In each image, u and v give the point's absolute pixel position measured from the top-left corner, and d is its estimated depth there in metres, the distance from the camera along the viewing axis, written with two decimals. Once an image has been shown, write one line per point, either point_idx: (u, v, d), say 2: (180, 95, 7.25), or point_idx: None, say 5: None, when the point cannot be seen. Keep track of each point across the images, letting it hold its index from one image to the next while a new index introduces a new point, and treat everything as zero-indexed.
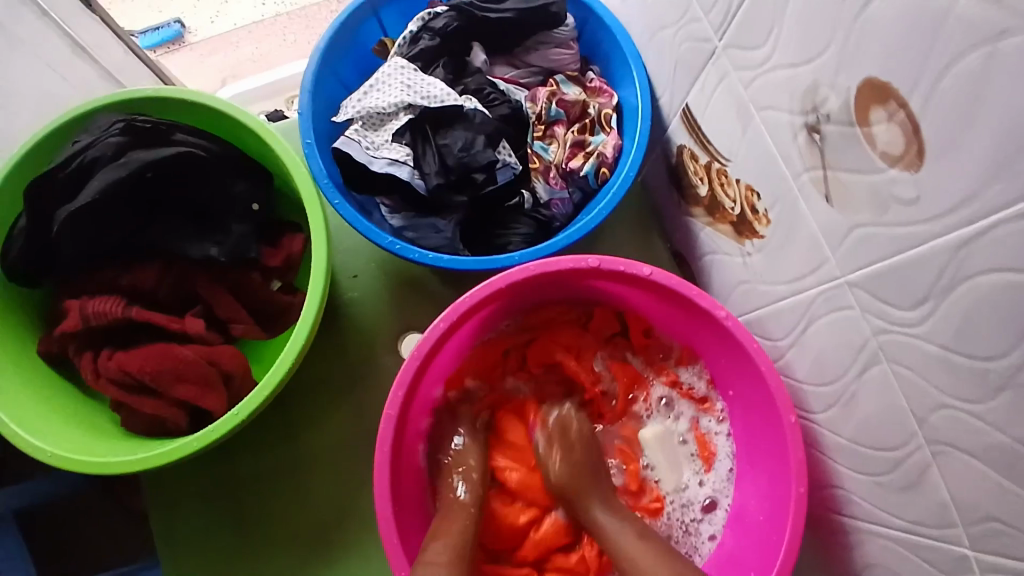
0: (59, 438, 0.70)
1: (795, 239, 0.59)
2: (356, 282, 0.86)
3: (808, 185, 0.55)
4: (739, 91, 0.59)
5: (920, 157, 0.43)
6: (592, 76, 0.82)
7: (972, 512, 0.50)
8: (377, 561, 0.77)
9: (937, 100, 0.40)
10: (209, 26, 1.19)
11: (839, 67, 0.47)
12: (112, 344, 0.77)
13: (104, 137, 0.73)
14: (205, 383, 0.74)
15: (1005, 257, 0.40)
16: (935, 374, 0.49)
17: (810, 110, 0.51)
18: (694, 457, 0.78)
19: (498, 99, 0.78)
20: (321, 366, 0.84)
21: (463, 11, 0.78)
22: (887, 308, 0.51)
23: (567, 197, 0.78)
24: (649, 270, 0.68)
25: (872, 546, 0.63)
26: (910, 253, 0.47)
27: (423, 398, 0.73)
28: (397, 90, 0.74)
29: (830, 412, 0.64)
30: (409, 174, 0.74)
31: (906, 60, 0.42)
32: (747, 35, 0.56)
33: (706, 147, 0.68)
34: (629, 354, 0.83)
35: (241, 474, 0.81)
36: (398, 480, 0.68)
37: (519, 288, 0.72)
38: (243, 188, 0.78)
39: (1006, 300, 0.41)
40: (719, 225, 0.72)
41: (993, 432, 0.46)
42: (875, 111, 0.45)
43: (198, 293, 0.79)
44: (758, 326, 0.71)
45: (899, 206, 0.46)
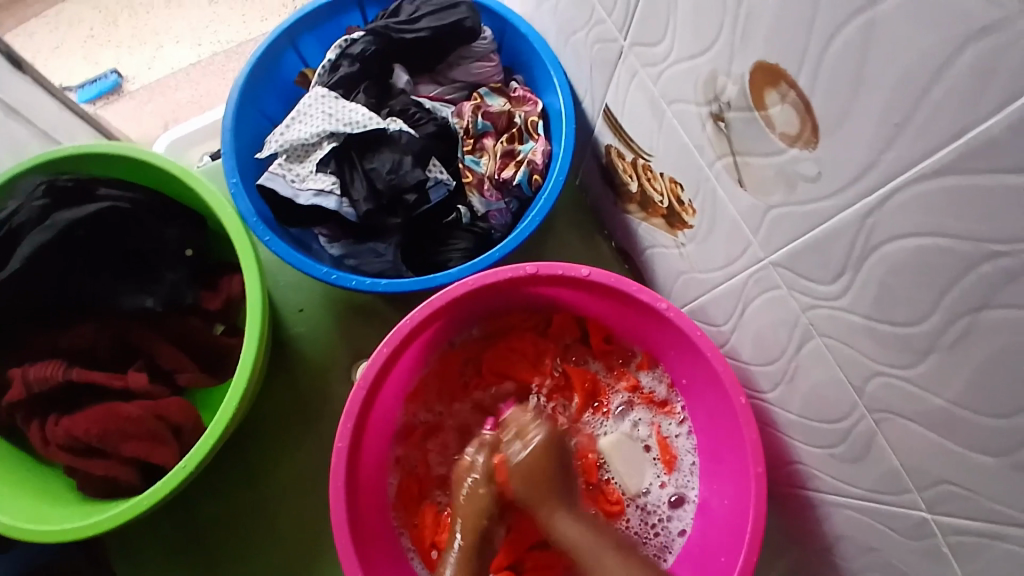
0: (13, 509, 0.68)
1: (720, 226, 0.59)
2: (302, 316, 0.86)
3: (723, 172, 0.55)
4: (649, 87, 0.60)
5: (816, 134, 0.43)
6: (515, 85, 0.82)
7: (924, 477, 0.51)
8: None
9: (824, 79, 0.41)
10: (148, 72, 1.17)
11: (730, 56, 0.48)
12: (58, 410, 0.74)
13: (27, 200, 0.71)
14: (154, 438, 0.73)
15: (912, 222, 0.40)
16: (864, 344, 0.49)
17: (713, 99, 0.52)
18: (655, 461, 0.77)
19: (423, 118, 0.78)
20: (277, 406, 0.82)
21: (379, 34, 0.77)
22: (811, 285, 0.51)
23: (504, 207, 0.78)
24: (587, 271, 0.68)
25: (839, 517, 0.64)
26: (821, 229, 0.47)
27: (378, 424, 0.72)
28: (318, 120, 0.73)
29: (778, 390, 0.64)
30: (337, 203, 0.73)
31: (788, 41, 0.42)
32: (647, 31, 0.56)
33: (628, 144, 0.68)
34: (588, 359, 0.82)
35: (202, 528, 0.79)
36: (357, 510, 0.67)
37: (465, 301, 0.72)
38: (174, 233, 0.77)
39: (915, 266, 0.41)
40: (652, 219, 0.72)
41: (930, 396, 0.46)
42: (769, 95, 0.46)
43: (138, 346, 0.78)
44: (702, 313, 0.71)
45: (805, 183, 0.46)
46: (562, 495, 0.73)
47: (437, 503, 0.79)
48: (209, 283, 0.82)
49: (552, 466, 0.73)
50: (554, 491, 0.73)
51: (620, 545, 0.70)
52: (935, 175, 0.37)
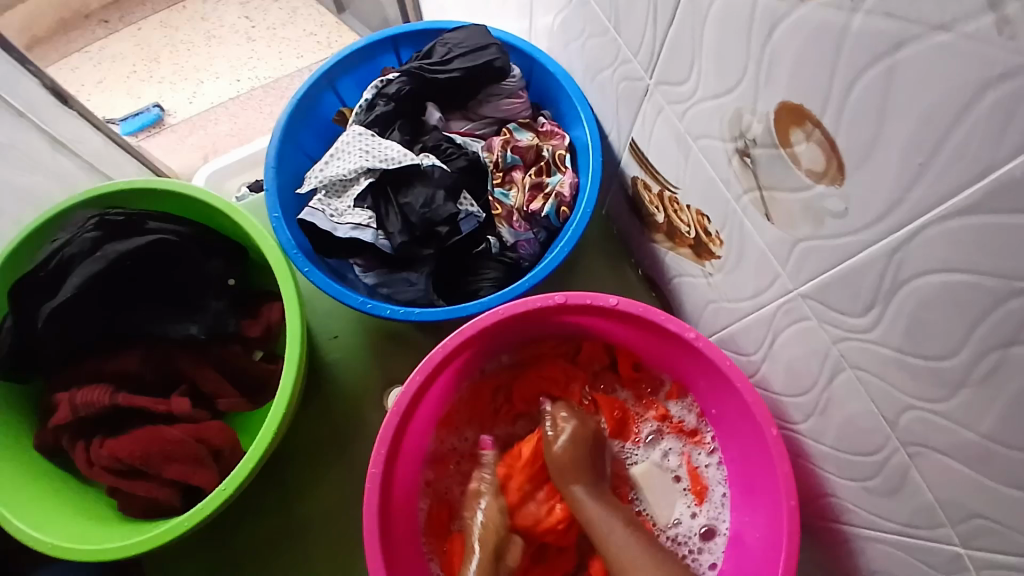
0: (60, 529, 0.70)
1: (747, 256, 0.60)
2: (337, 342, 0.88)
3: (750, 206, 0.56)
4: (675, 123, 0.62)
5: (842, 171, 0.44)
6: (544, 120, 0.84)
7: (958, 511, 0.50)
8: None
9: (848, 118, 0.42)
10: (188, 106, 1.23)
11: (756, 94, 0.49)
12: (103, 431, 0.78)
13: (79, 233, 0.75)
14: (195, 463, 0.75)
15: (940, 259, 0.41)
16: (895, 376, 0.50)
17: (739, 135, 0.53)
18: (685, 491, 0.78)
19: (455, 153, 0.80)
20: (313, 431, 0.84)
21: (413, 75, 0.81)
22: (842, 317, 0.52)
23: (532, 237, 0.80)
24: (615, 300, 0.70)
25: (873, 552, 0.63)
26: (849, 263, 0.48)
27: (410, 452, 0.73)
28: (356, 157, 0.76)
29: (810, 421, 0.64)
30: (373, 235, 0.75)
31: (812, 83, 0.44)
32: (672, 70, 0.58)
33: (655, 176, 0.70)
34: (617, 388, 0.83)
35: (237, 551, 0.81)
36: (389, 536, 0.68)
37: (496, 330, 0.73)
38: (218, 265, 0.80)
39: (945, 301, 0.42)
40: (680, 249, 0.73)
41: (962, 429, 0.46)
42: (795, 133, 0.47)
43: (180, 371, 0.80)
44: (731, 342, 0.72)
45: (832, 219, 0.47)
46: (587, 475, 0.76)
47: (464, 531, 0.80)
48: (249, 312, 0.84)
49: (586, 455, 0.76)
50: (579, 468, 0.76)
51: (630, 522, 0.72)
52: (962, 214, 0.38)
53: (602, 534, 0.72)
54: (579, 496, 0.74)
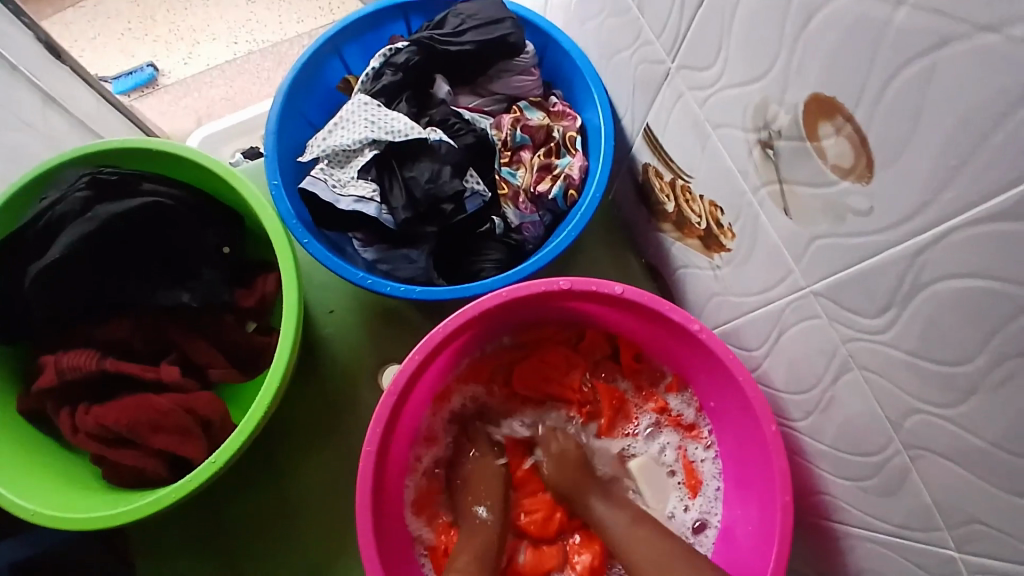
0: (42, 496, 0.69)
1: (758, 250, 0.60)
2: (332, 317, 0.86)
3: (767, 199, 0.55)
4: (695, 110, 0.60)
5: (870, 168, 0.43)
6: (555, 100, 0.83)
7: (956, 515, 0.50)
8: None
9: (881, 115, 0.41)
10: (183, 67, 1.19)
11: (784, 85, 0.48)
12: (87, 399, 0.76)
13: (70, 192, 0.72)
14: (183, 433, 0.73)
15: (964, 263, 0.40)
16: (905, 380, 0.49)
17: (762, 126, 0.52)
18: (679, 485, 0.78)
19: (462, 129, 0.78)
20: (303, 406, 0.83)
21: (423, 45, 0.78)
22: (854, 317, 0.51)
23: (537, 220, 0.78)
24: (621, 288, 0.68)
25: (864, 550, 0.64)
26: (868, 262, 0.47)
27: (403, 432, 0.72)
28: (361, 127, 0.74)
29: (809, 419, 0.64)
30: (377, 210, 0.73)
31: (845, 76, 0.42)
32: (696, 55, 0.57)
33: (668, 164, 0.69)
34: (617, 377, 0.82)
35: (223, 523, 0.80)
36: (381, 516, 0.67)
37: (498, 313, 0.72)
38: (213, 233, 0.78)
39: (965, 307, 0.41)
40: (688, 240, 0.72)
41: (968, 436, 0.46)
42: (823, 126, 0.46)
43: (170, 339, 0.78)
44: (734, 336, 0.71)
45: (854, 217, 0.46)
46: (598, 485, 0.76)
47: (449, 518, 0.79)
48: (243, 282, 0.82)
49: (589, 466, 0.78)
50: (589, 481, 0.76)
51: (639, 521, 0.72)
52: (991, 219, 0.37)
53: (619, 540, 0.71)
54: (600, 511, 0.74)
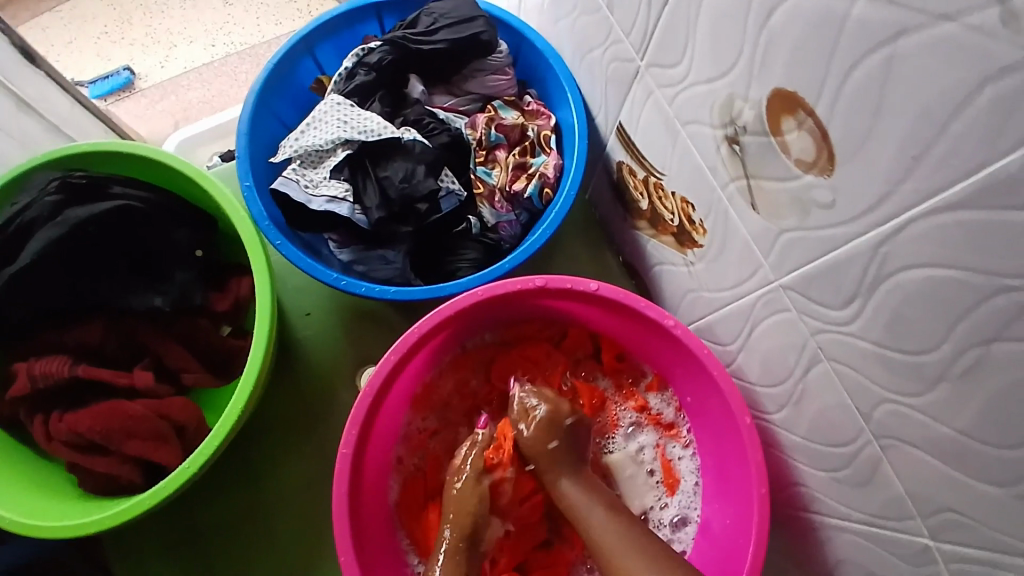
0: (15, 504, 0.68)
1: (730, 246, 0.60)
2: (309, 320, 0.86)
3: (736, 194, 0.56)
4: (665, 107, 0.60)
5: (832, 163, 0.44)
6: (529, 100, 0.83)
7: (928, 504, 0.51)
8: None
9: (842, 109, 0.41)
10: (160, 70, 1.18)
11: (750, 80, 0.48)
12: (60, 405, 0.74)
13: (40, 196, 0.71)
14: (157, 439, 0.72)
15: (925, 252, 0.40)
16: (873, 371, 0.50)
17: (729, 122, 0.52)
18: (657, 482, 0.78)
19: (436, 128, 0.78)
20: (282, 409, 0.82)
21: (396, 44, 0.78)
22: (821, 309, 0.52)
23: (514, 219, 0.78)
24: (596, 285, 0.69)
25: (840, 540, 0.64)
26: (833, 255, 0.47)
27: (381, 433, 0.72)
28: (334, 127, 0.74)
29: (783, 412, 0.64)
30: (349, 210, 0.73)
31: (807, 70, 0.43)
32: (664, 52, 0.57)
33: (642, 162, 0.69)
34: (598, 375, 0.82)
35: (201, 530, 0.79)
36: (359, 517, 0.67)
37: (474, 312, 0.72)
38: (184, 233, 0.77)
39: (928, 297, 0.41)
40: (662, 237, 0.73)
41: (937, 424, 0.46)
42: (786, 121, 0.46)
43: (144, 344, 0.77)
44: (708, 331, 0.72)
45: (819, 210, 0.47)
46: (567, 462, 0.74)
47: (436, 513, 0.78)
48: (218, 285, 0.82)
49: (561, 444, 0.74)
50: (563, 459, 0.74)
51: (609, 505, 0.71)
52: (952, 209, 0.37)
53: (590, 521, 0.69)
54: (566, 487, 0.72)
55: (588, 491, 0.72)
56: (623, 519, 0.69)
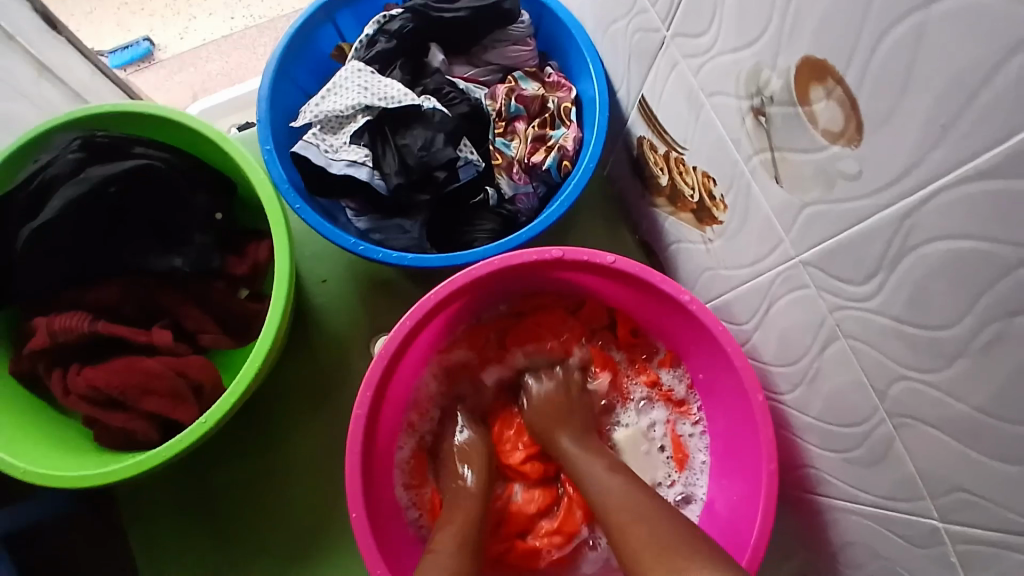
0: (34, 456, 0.69)
1: (750, 221, 0.60)
2: (325, 286, 0.86)
3: (759, 167, 0.55)
4: (689, 79, 0.60)
5: (860, 133, 0.43)
6: (550, 71, 0.82)
7: (941, 484, 0.51)
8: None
9: (871, 77, 0.41)
10: (180, 42, 1.17)
11: (777, 49, 0.48)
12: (79, 360, 0.76)
13: (63, 154, 0.72)
14: (174, 396, 0.74)
15: (951, 224, 0.39)
16: (891, 347, 0.49)
17: (755, 92, 0.52)
18: (667, 459, 0.78)
19: (457, 98, 0.77)
20: (296, 374, 0.83)
21: (418, 12, 0.78)
22: (842, 285, 0.51)
23: (531, 191, 0.78)
24: (613, 258, 0.69)
25: (848, 523, 0.64)
26: (857, 228, 0.47)
27: (395, 399, 0.73)
28: (355, 92, 0.74)
29: (796, 391, 0.64)
30: (369, 174, 0.73)
31: (837, 38, 0.42)
32: (691, 21, 0.56)
33: (663, 136, 0.68)
34: (612, 349, 0.82)
35: (214, 489, 0.80)
36: (371, 478, 0.68)
37: (489, 281, 0.72)
38: (204, 199, 0.78)
39: (952, 270, 0.41)
40: (681, 213, 0.72)
41: (954, 401, 0.46)
42: (815, 90, 0.45)
43: (161, 304, 0.78)
44: (724, 310, 0.71)
45: (844, 182, 0.46)
46: (568, 422, 0.74)
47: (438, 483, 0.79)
48: (236, 249, 0.82)
49: (564, 405, 0.76)
50: (567, 420, 0.75)
51: (613, 465, 0.67)
52: (980, 177, 0.36)
53: (581, 474, 0.67)
54: (566, 445, 0.72)
55: (585, 449, 0.71)
56: (619, 472, 0.66)
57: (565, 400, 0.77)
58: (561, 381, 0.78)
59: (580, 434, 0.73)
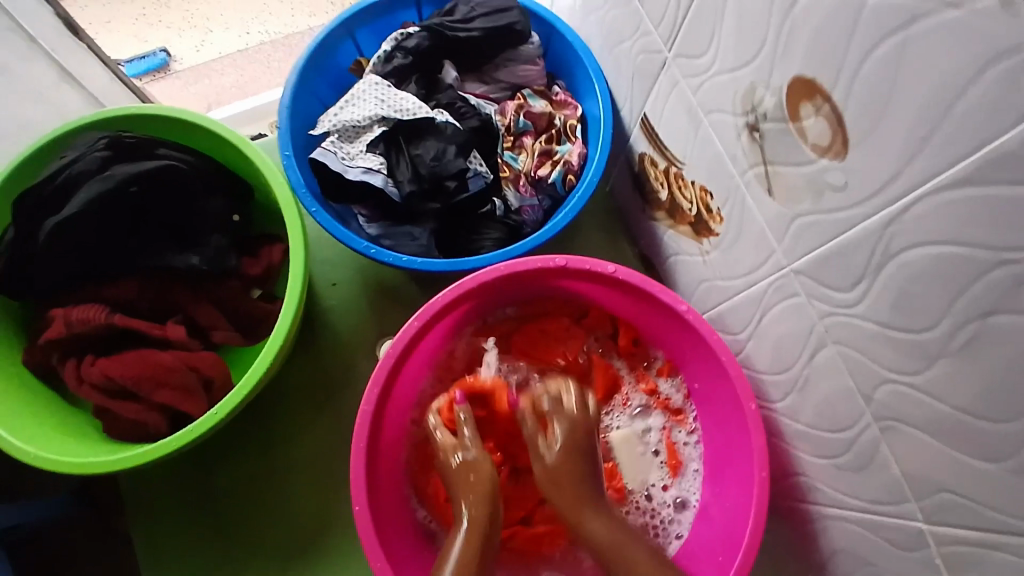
0: (45, 443, 0.71)
1: (744, 232, 0.63)
2: (335, 289, 0.89)
3: (753, 180, 0.58)
4: (689, 97, 0.63)
5: (846, 146, 0.46)
6: (558, 90, 0.86)
7: (925, 485, 0.53)
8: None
9: (856, 93, 0.44)
10: (195, 54, 1.22)
11: (771, 68, 0.51)
12: (94, 352, 0.78)
13: (89, 151, 0.75)
14: (184, 389, 0.76)
15: (931, 230, 0.42)
16: (876, 349, 0.52)
17: (750, 110, 0.55)
18: (661, 464, 0.80)
19: (469, 113, 0.81)
20: (302, 374, 0.86)
21: (434, 31, 0.82)
22: (829, 292, 0.54)
23: (537, 204, 0.82)
24: (613, 268, 0.72)
25: (836, 531, 0.66)
26: (844, 237, 0.50)
27: (399, 399, 0.75)
28: (372, 104, 0.78)
29: (788, 399, 0.67)
30: (383, 181, 0.76)
31: (826, 58, 0.45)
32: (692, 43, 0.60)
33: (663, 152, 0.72)
34: (612, 356, 0.85)
35: (218, 483, 0.82)
36: (374, 473, 0.70)
37: (493, 288, 0.75)
38: (220, 205, 0.81)
39: (931, 273, 0.44)
40: (679, 227, 0.75)
41: (936, 402, 0.48)
42: (804, 107, 0.49)
43: (176, 301, 0.80)
44: (719, 321, 0.74)
45: (831, 193, 0.49)
46: (589, 493, 0.69)
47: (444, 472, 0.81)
48: (250, 250, 0.85)
49: (580, 465, 0.71)
50: (582, 486, 0.70)
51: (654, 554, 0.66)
52: (956, 185, 0.39)
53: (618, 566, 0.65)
54: (592, 526, 0.67)
55: (611, 523, 0.68)
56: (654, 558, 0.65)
57: (584, 459, 0.71)
58: (570, 429, 0.73)
59: (601, 509, 0.69)
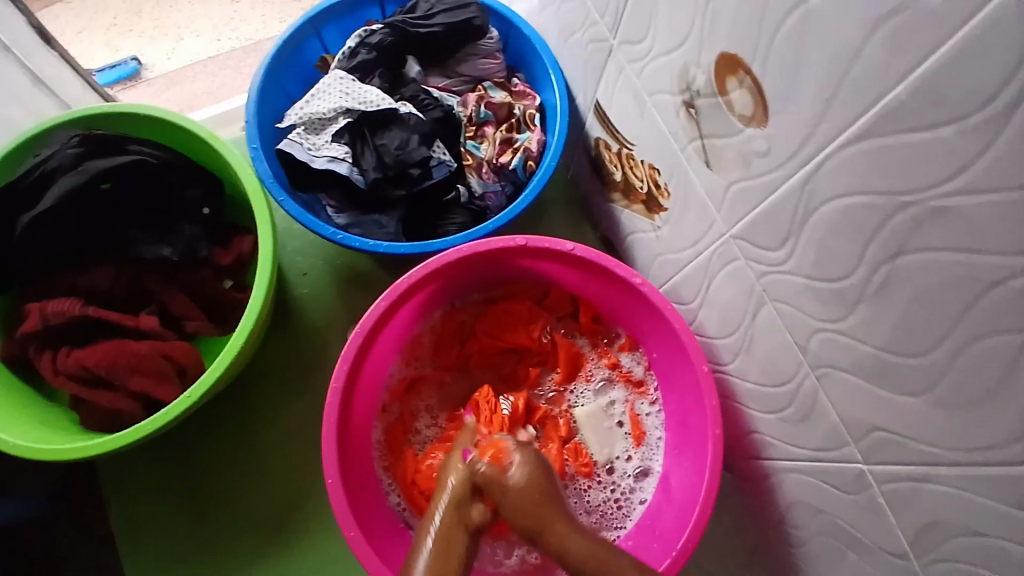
0: (23, 433, 0.73)
1: (689, 205, 0.67)
2: (305, 279, 0.92)
3: (693, 154, 0.63)
4: (634, 82, 0.68)
5: (766, 113, 0.51)
6: (517, 81, 0.90)
7: (860, 426, 0.57)
8: (325, 551, 0.81)
9: (772, 64, 0.48)
10: (166, 61, 1.24)
11: (700, 47, 0.56)
12: (70, 343, 0.80)
13: (62, 148, 0.78)
14: (159, 376, 0.78)
15: (842, 183, 0.47)
16: (805, 302, 0.56)
17: (685, 88, 0.59)
18: (625, 436, 0.84)
19: (431, 104, 0.85)
20: (276, 361, 0.88)
21: (396, 28, 0.86)
22: (763, 252, 0.59)
23: (499, 190, 0.85)
24: (572, 245, 0.75)
25: (789, 483, 0.70)
26: (771, 199, 0.54)
27: (369, 378, 0.78)
28: (336, 97, 0.81)
29: (737, 360, 0.71)
30: (348, 169, 0.80)
31: (746, 33, 0.50)
32: (632, 30, 0.65)
33: (615, 136, 0.76)
34: (576, 334, 0.89)
35: (197, 469, 0.84)
36: (345, 449, 0.73)
37: (457, 268, 0.78)
38: (194, 193, 0.83)
39: (846, 224, 0.48)
40: (634, 206, 0.80)
41: (860, 344, 0.53)
42: (731, 81, 0.54)
43: (150, 291, 0.83)
44: (674, 294, 0.79)
45: (758, 159, 0.54)
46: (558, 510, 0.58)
47: (417, 448, 0.85)
48: (221, 242, 0.87)
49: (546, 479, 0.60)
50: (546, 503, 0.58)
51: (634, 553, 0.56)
52: (857, 140, 0.44)
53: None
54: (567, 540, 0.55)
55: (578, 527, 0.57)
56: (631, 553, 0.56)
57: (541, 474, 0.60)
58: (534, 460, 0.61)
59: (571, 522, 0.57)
